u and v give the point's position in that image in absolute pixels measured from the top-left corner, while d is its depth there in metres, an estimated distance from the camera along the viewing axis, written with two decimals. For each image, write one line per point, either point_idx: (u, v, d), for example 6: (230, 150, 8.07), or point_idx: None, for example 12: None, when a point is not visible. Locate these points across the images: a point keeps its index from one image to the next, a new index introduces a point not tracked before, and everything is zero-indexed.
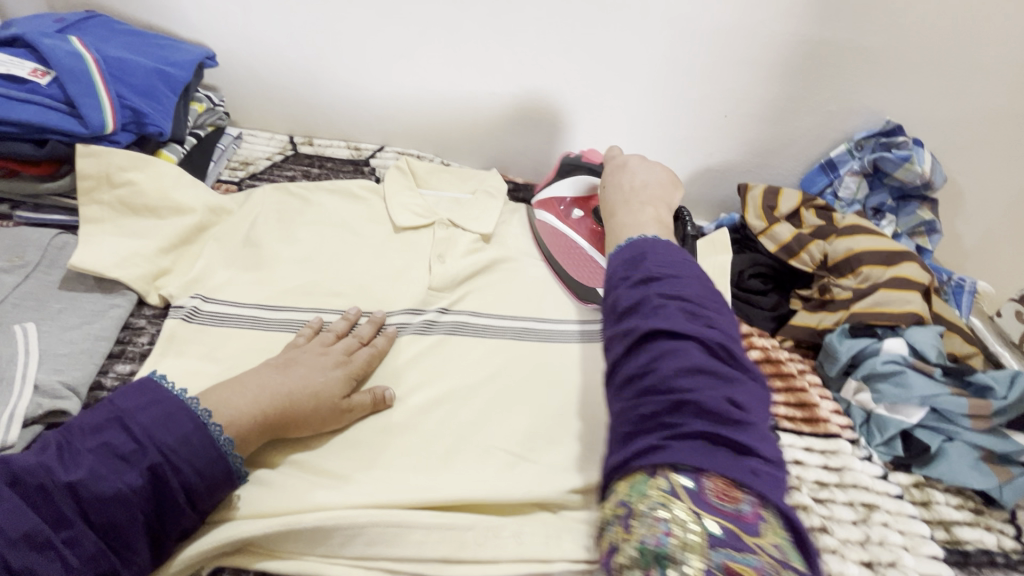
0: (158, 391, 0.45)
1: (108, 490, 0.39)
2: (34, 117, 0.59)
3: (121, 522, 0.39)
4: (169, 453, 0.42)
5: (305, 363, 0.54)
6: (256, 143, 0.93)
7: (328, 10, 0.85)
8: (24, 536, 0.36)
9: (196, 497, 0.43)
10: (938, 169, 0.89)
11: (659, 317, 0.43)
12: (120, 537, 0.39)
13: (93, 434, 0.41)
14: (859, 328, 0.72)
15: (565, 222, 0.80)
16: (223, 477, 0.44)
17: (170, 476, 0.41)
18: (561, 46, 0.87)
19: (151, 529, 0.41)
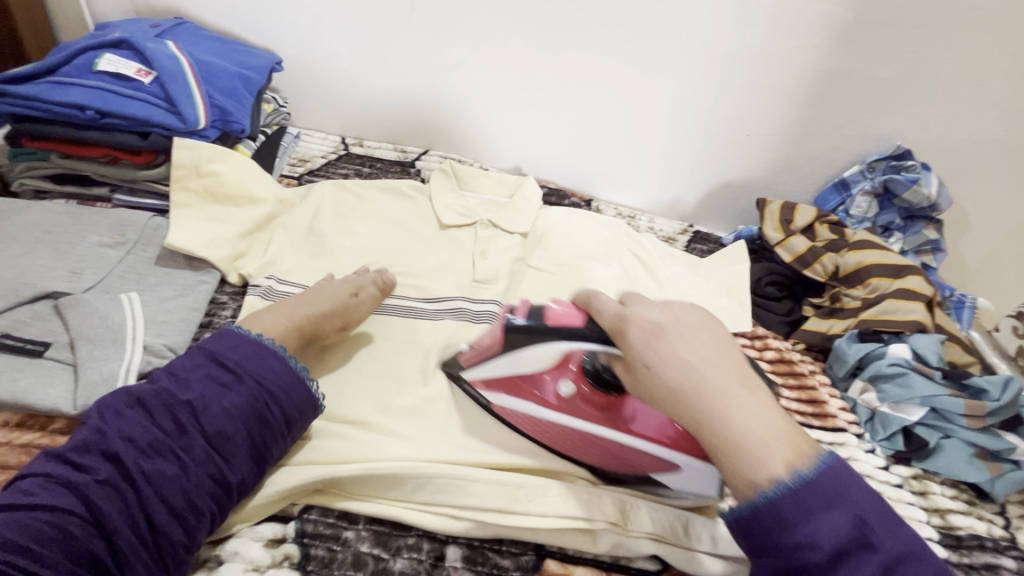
0: (239, 332, 0.54)
1: (214, 405, 0.48)
2: (140, 112, 0.67)
3: (226, 433, 0.47)
4: (259, 379, 0.50)
5: (315, 289, 0.63)
6: (312, 142, 1.01)
7: (387, 24, 0.93)
8: (148, 442, 0.45)
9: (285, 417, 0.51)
10: (944, 192, 0.96)
11: (791, 504, 0.40)
12: (225, 447, 0.47)
13: (195, 367, 0.50)
14: (868, 334, 0.78)
15: (550, 405, 0.58)
16: (305, 398, 0.52)
17: (261, 397, 0.49)
18: (599, 65, 0.94)
19: (250, 444, 0.48)
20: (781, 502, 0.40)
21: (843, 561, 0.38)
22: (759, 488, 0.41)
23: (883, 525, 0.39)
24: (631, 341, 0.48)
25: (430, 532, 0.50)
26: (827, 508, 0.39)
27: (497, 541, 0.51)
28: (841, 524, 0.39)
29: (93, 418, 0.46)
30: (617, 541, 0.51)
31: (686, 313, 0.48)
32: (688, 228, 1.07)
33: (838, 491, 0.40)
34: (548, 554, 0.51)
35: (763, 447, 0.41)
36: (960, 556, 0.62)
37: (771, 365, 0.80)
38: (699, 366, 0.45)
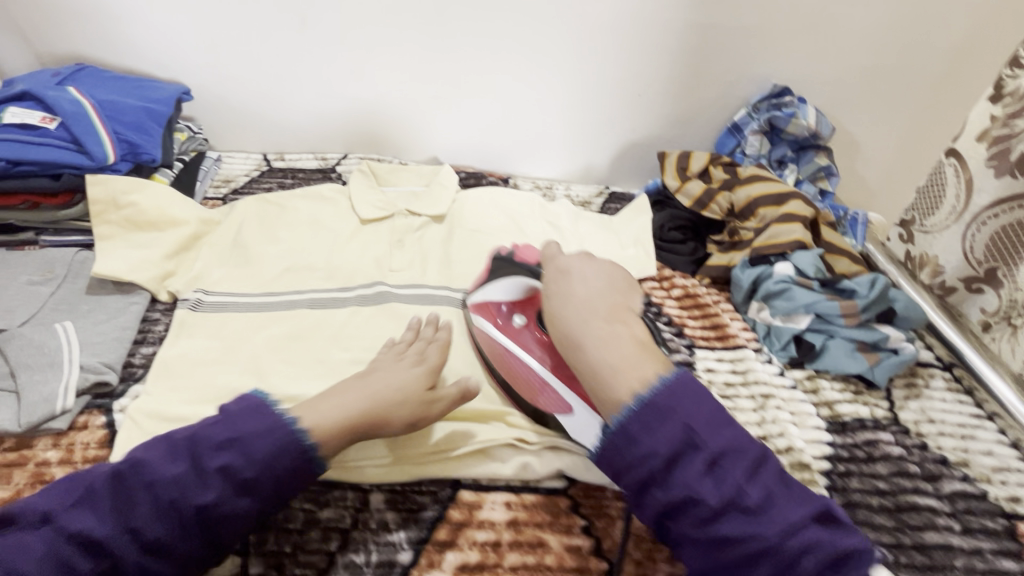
0: (249, 412, 0.51)
1: (221, 483, 0.47)
2: (48, 156, 0.72)
3: (225, 509, 0.47)
4: (267, 460, 0.49)
5: (383, 369, 0.60)
6: (234, 163, 1.05)
7: (285, 42, 0.98)
8: (155, 505, 0.46)
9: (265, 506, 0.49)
10: (824, 120, 1.03)
11: (640, 424, 0.50)
12: (219, 522, 0.47)
13: (219, 442, 0.49)
14: (757, 258, 0.85)
15: (507, 335, 0.65)
16: (310, 473, 0.51)
17: (267, 477, 0.48)
18: (487, 48, 0.99)
19: (253, 515, 0.48)
20: (636, 434, 0.49)
21: (732, 526, 0.45)
22: (662, 479, 0.48)
23: (766, 487, 0.47)
24: (547, 274, 0.66)
25: (355, 484, 0.56)
26: (742, 485, 0.46)
27: (417, 483, 0.57)
28: (755, 517, 0.46)
29: (108, 479, 0.47)
30: (522, 462, 0.58)
31: (601, 262, 0.67)
32: (604, 191, 1.14)
33: (702, 454, 0.48)
34: (464, 487, 0.58)
35: (660, 437, 0.49)
36: (844, 438, 0.69)
37: (678, 302, 0.87)
38: (584, 272, 0.64)
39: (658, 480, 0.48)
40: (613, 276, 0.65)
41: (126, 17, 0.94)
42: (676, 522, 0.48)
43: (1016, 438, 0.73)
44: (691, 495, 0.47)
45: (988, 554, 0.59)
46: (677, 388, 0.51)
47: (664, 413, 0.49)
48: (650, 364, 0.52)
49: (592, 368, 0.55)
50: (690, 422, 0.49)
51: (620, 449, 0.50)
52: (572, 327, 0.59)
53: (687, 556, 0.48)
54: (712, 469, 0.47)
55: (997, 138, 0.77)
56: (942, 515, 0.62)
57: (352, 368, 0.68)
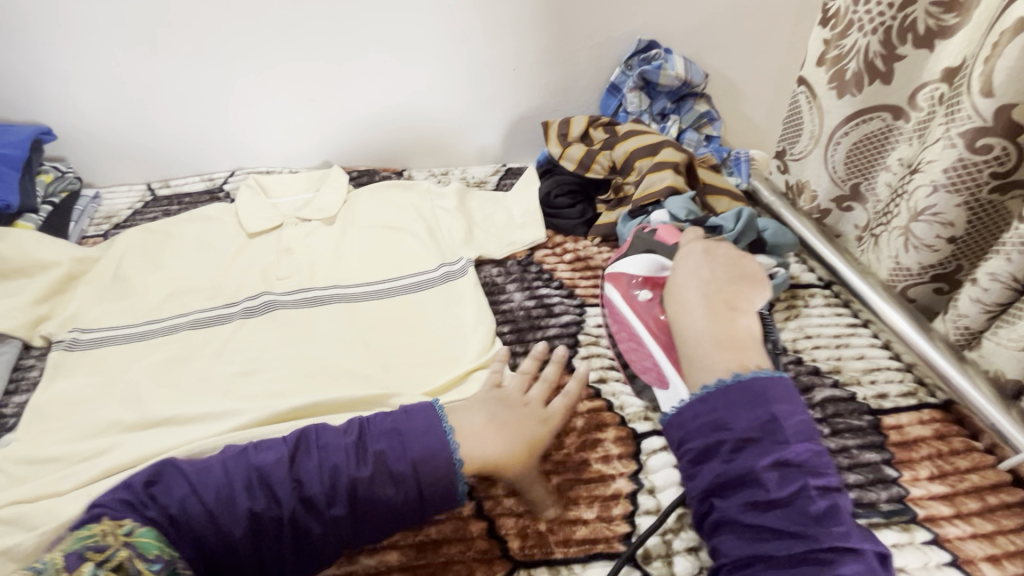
0: (431, 421, 0.55)
1: (349, 476, 0.51)
2: None
3: (357, 493, 0.50)
4: (415, 463, 0.52)
5: (513, 406, 0.61)
6: (116, 197, 1.02)
7: (141, 67, 0.95)
8: (262, 478, 0.50)
9: (386, 519, 0.51)
10: (693, 67, 1.06)
11: (725, 403, 0.53)
12: (367, 506, 0.50)
13: (382, 435, 0.54)
14: (636, 211, 0.88)
15: (629, 303, 0.71)
16: (448, 491, 0.53)
17: (398, 481, 0.51)
18: (352, 44, 0.98)
19: (391, 507, 0.51)
20: (723, 410, 0.53)
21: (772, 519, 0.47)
22: (731, 452, 0.51)
23: (864, 562, 0.45)
24: (679, 255, 0.70)
25: None
26: (808, 489, 0.48)
27: None
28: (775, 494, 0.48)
29: (286, 445, 0.53)
30: None
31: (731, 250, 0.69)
32: (500, 168, 1.15)
33: (761, 447, 0.50)
34: None
35: (761, 407, 0.52)
36: None
37: (569, 265, 0.89)
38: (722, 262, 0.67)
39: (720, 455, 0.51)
40: (732, 264, 0.67)
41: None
42: (720, 499, 0.50)
43: (887, 337, 0.76)
44: (774, 524, 0.47)
45: (854, 449, 0.62)
46: (758, 388, 0.54)
47: (775, 436, 0.51)
48: (787, 393, 0.54)
49: (688, 348, 0.61)
50: (771, 412, 0.52)
51: (698, 412, 0.54)
52: (687, 296, 0.64)
53: (725, 543, 0.49)
54: (809, 514, 0.47)
55: (833, 61, 0.80)
56: (812, 421, 0.65)
57: (236, 381, 0.69)
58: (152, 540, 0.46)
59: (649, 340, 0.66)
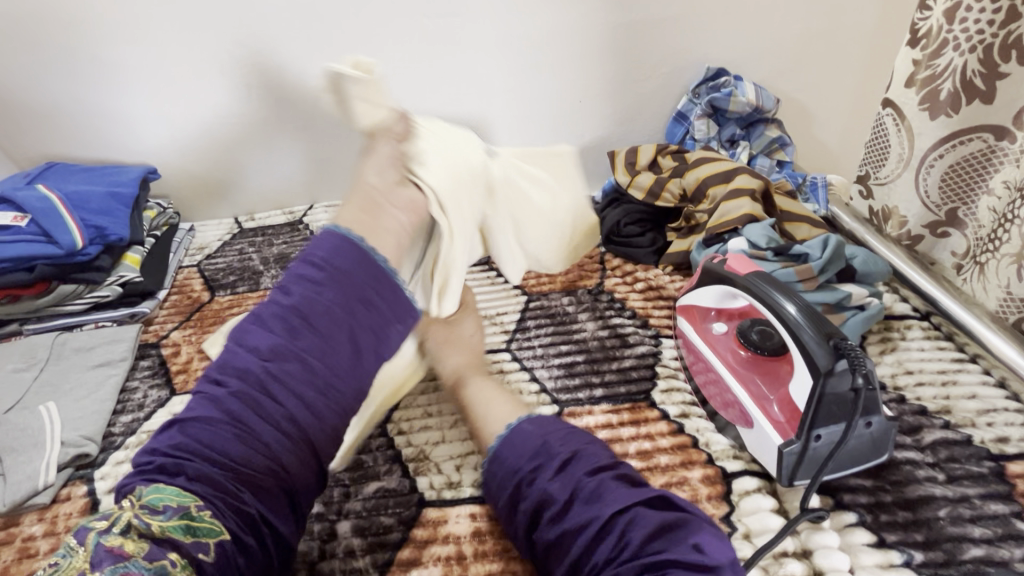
0: (335, 240, 0.57)
1: (286, 313, 0.51)
2: (22, 251, 0.77)
3: (320, 323, 0.51)
4: (347, 276, 0.54)
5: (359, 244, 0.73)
6: (208, 231, 1.10)
7: (232, 110, 1.02)
8: (241, 378, 0.50)
9: (360, 334, 0.53)
10: (764, 93, 1.04)
11: (532, 449, 0.51)
12: (339, 331, 0.52)
13: (294, 277, 0.54)
14: (711, 238, 0.86)
15: (704, 338, 0.69)
16: (393, 291, 0.56)
17: (349, 301, 0.53)
18: (424, 82, 1.02)
19: (357, 328, 0.53)
20: (545, 459, 0.50)
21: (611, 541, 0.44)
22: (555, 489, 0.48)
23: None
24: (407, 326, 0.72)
25: (321, 515, 0.57)
26: (639, 519, 0.44)
27: (383, 505, 0.58)
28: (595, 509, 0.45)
29: (236, 346, 0.52)
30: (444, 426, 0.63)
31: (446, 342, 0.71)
32: None
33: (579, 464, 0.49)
34: (429, 504, 0.58)
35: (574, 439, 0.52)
36: None
37: (641, 294, 0.88)
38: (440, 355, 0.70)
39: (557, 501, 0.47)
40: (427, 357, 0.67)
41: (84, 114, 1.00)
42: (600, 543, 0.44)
43: (1002, 374, 0.70)
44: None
45: (976, 499, 0.57)
46: (530, 436, 0.52)
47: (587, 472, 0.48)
48: (525, 434, 0.52)
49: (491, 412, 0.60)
50: (548, 442, 0.51)
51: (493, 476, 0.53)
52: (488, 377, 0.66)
53: None
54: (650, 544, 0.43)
55: (924, 81, 0.77)
56: (924, 466, 0.60)
57: None
58: (163, 495, 0.44)
59: (728, 372, 0.64)
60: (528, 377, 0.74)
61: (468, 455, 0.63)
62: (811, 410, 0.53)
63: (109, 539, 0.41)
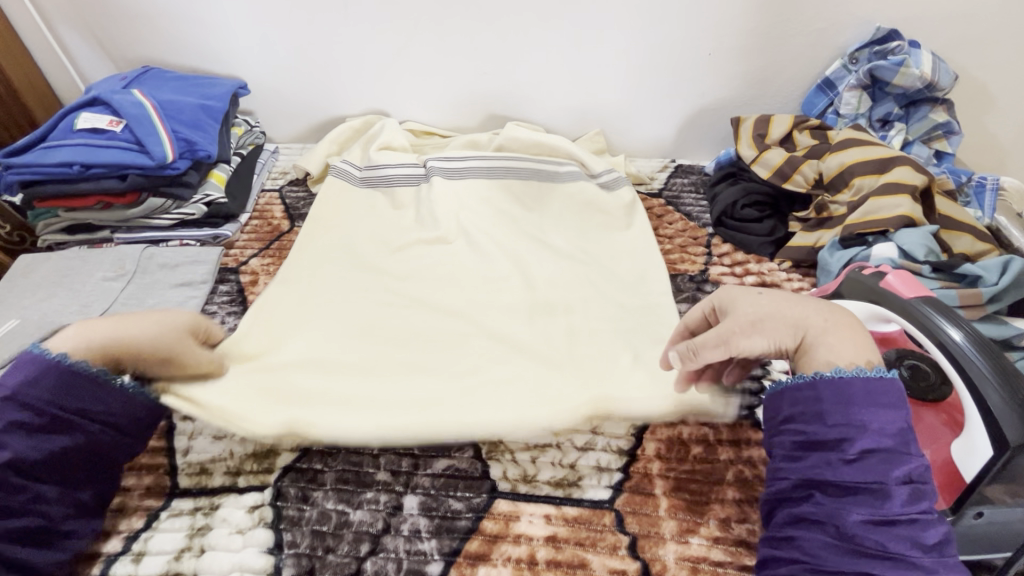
0: (44, 361, 0.48)
1: (40, 452, 0.45)
2: (116, 158, 0.75)
3: (69, 470, 0.47)
4: (58, 404, 0.47)
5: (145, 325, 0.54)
6: (290, 155, 1.04)
7: (323, 25, 0.93)
8: None
9: (81, 460, 0.48)
10: (942, 66, 0.85)
11: (839, 398, 0.42)
12: (70, 480, 0.47)
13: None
14: (850, 238, 0.73)
15: None
16: (145, 409, 0.52)
17: (96, 430, 0.48)
18: (536, 17, 0.90)
19: (90, 468, 0.49)
20: (858, 406, 0.42)
21: (860, 500, 0.39)
22: (851, 456, 0.40)
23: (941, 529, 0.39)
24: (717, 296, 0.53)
25: (389, 485, 0.55)
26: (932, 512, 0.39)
27: (454, 486, 0.55)
28: (867, 440, 0.40)
29: None
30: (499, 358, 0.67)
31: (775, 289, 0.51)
32: (669, 165, 1.02)
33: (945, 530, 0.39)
34: (501, 496, 0.55)
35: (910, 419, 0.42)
36: None
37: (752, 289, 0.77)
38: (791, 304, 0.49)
39: (826, 400, 0.43)
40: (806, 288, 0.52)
41: (173, 14, 0.94)
42: (825, 492, 0.41)
43: None
44: (879, 486, 0.39)
45: None
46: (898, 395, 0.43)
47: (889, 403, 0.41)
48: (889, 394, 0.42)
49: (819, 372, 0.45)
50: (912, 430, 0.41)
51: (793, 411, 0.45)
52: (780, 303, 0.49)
53: (811, 539, 0.40)
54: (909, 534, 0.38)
55: None
56: None
57: (391, 361, 0.66)
58: None
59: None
60: (615, 370, 0.66)
61: (546, 446, 0.58)
62: (984, 476, 0.46)
63: None
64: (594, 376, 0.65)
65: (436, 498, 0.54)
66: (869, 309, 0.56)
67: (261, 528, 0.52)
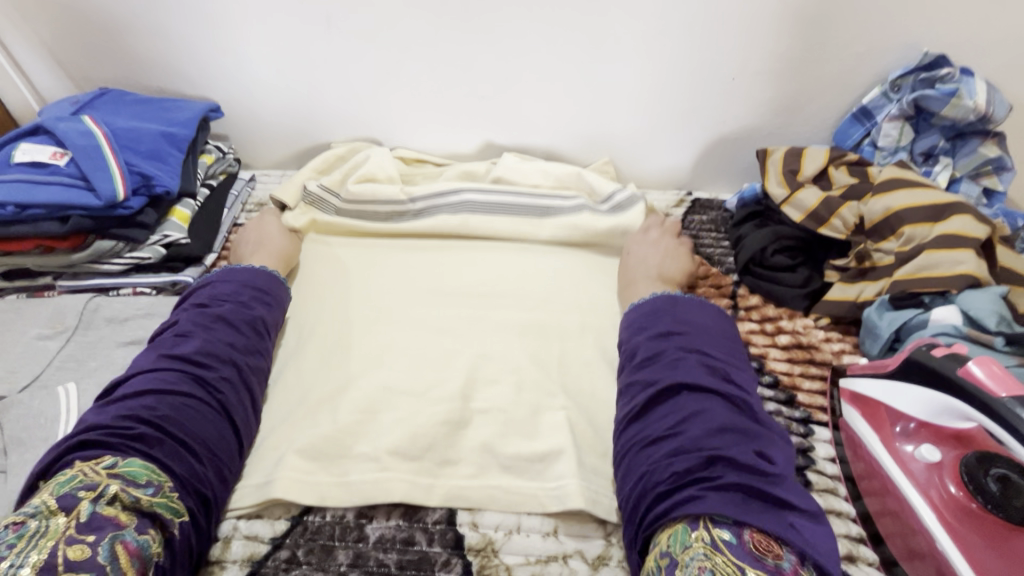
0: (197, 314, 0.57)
1: (214, 375, 0.53)
2: (57, 197, 0.65)
3: (230, 399, 0.53)
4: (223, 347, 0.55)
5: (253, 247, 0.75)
6: (268, 184, 0.95)
7: (305, 43, 0.84)
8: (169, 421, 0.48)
9: (238, 401, 0.54)
10: (998, 97, 0.76)
11: (648, 318, 0.57)
12: (233, 411, 0.53)
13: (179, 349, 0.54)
14: (903, 298, 0.63)
15: (896, 458, 0.51)
16: (265, 369, 0.59)
17: (242, 371, 0.56)
18: (542, 35, 0.81)
19: (243, 407, 0.55)
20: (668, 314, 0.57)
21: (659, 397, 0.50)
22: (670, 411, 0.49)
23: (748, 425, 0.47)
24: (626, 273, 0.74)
25: None
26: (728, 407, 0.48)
27: None
28: (669, 380, 0.50)
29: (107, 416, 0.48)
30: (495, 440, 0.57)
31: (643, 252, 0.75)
32: (685, 199, 0.93)
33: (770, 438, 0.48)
34: None
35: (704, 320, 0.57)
36: None
37: (785, 352, 0.67)
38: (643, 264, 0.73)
39: (659, 309, 0.58)
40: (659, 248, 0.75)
41: (138, 29, 0.84)
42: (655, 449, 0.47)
43: None
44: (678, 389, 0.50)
45: None
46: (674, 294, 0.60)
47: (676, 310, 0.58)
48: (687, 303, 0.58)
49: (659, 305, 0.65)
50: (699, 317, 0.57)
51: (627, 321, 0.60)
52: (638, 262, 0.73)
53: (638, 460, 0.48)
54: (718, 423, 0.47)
55: None
56: None
57: (367, 446, 0.56)
58: (139, 469, 0.44)
59: (939, 529, 0.46)
60: None
61: (549, 562, 0.49)
62: None
63: (104, 507, 0.41)
64: (606, 465, 0.55)
65: None
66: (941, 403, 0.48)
67: None
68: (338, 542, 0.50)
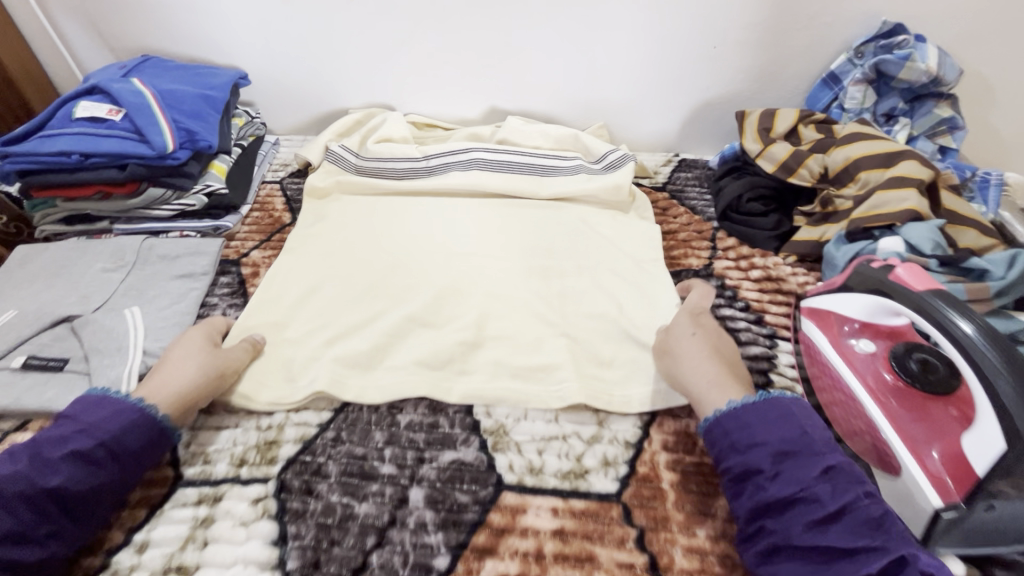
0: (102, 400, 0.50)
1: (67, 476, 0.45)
2: (115, 147, 0.74)
3: (90, 496, 0.46)
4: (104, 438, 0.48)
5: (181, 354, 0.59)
6: (292, 147, 1.03)
7: (326, 15, 0.92)
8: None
9: (97, 497, 0.47)
10: (948, 61, 0.85)
11: (735, 421, 0.50)
12: (83, 509, 0.46)
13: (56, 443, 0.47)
14: (857, 232, 0.73)
15: (843, 353, 0.60)
16: (158, 445, 0.52)
17: (114, 464, 0.48)
18: (542, 9, 0.89)
19: (107, 502, 0.48)
20: (753, 422, 0.49)
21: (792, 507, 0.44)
22: (773, 472, 0.46)
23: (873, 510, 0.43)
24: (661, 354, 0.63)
25: (393, 477, 0.55)
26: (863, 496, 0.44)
27: (458, 479, 0.55)
28: (807, 477, 0.45)
29: None
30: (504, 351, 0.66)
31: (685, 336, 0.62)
32: (672, 159, 1.02)
33: (889, 511, 0.44)
34: (507, 488, 0.54)
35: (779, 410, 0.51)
36: None
37: (756, 283, 0.77)
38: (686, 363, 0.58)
39: (737, 424, 0.49)
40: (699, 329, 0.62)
41: (173, 3, 0.92)
42: (772, 517, 0.45)
43: None
44: (800, 489, 0.44)
45: None
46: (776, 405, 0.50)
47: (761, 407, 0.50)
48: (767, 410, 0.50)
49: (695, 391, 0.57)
50: (808, 430, 0.48)
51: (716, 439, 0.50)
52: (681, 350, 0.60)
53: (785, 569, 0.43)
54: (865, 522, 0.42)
55: None
56: None
57: (396, 354, 0.66)
58: None
59: (867, 400, 0.56)
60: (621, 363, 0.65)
61: (552, 440, 0.58)
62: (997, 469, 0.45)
63: None
64: (601, 369, 0.65)
65: (440, 495, 0.53)
66: (877, 302, 0.57)
67: (264, 520, 0.51)
68: (375, 426, 0.59)
